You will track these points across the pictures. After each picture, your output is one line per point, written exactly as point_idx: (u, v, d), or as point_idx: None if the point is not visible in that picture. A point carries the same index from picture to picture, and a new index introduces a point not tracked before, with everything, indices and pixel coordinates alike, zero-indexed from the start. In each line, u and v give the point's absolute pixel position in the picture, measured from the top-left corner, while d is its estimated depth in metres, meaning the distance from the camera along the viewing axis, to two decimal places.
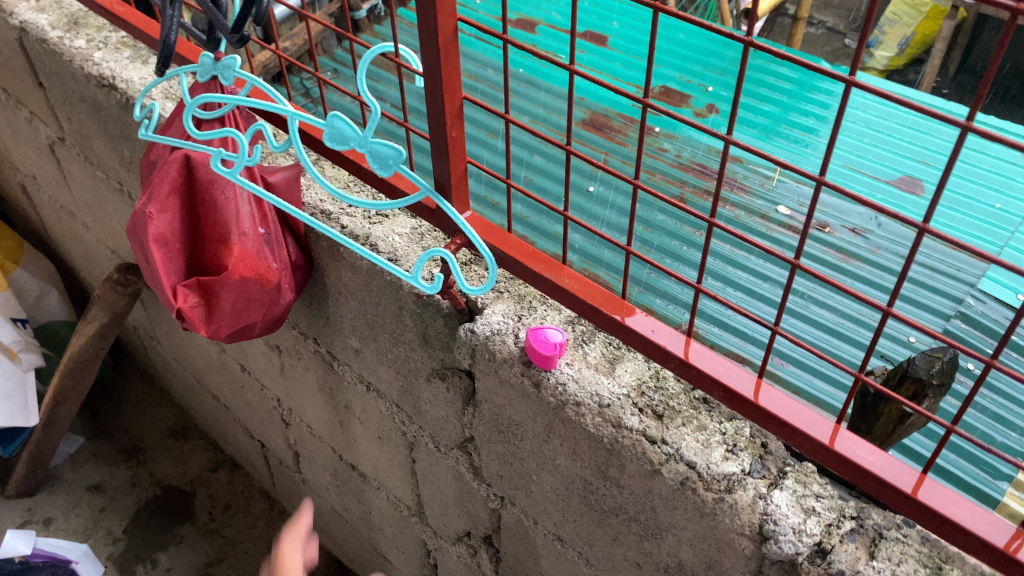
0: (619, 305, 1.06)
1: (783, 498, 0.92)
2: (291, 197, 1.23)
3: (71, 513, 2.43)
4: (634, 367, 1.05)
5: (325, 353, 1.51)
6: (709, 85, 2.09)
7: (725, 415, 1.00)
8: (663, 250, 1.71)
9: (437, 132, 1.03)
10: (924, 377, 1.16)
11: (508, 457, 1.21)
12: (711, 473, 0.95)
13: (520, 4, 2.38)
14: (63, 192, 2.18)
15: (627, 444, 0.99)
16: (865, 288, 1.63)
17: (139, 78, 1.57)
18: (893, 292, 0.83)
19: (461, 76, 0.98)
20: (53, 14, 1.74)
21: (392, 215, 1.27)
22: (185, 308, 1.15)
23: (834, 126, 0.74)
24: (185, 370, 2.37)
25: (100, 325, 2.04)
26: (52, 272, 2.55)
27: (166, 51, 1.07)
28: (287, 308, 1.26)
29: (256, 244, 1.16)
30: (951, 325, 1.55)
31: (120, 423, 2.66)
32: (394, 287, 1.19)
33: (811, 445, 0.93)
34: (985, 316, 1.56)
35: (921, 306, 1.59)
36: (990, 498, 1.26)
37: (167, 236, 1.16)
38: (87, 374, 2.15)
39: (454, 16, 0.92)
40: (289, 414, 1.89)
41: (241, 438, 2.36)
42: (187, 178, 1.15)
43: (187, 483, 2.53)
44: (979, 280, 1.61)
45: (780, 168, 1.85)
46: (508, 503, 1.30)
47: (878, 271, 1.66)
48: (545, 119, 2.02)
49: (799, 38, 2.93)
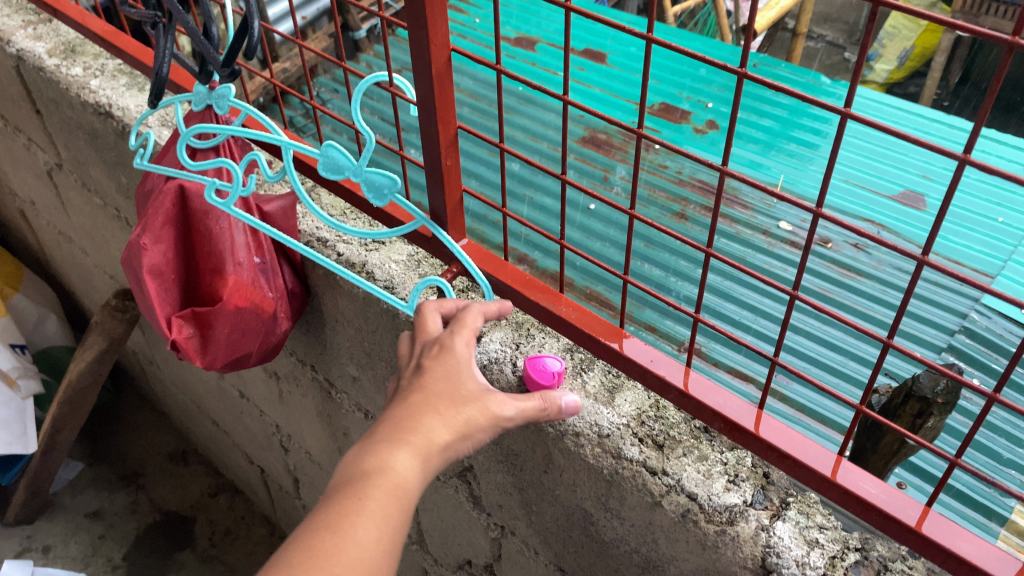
0: (618, 334, 1.05)
1: (786, 530, 0.91)
2: (287, 225, 1.22)
3: (70, 540, 2.40)
4: (634, 397, 1.03)
5: (323, 380, 1.50)
6: (709, 101, 2.09)
7: (726, 445, 0.98)
8: (663, 266, 1.70)
9: (432, 162, 1.02)
10: (929, 396, 1.16)
11: (508, 487, 1.20)
12: (712, 504, 0.93)
13: (518, 23, 2.38)
14: (62, 217, 2.17)
15: (627, 476, 0.98)
16: (868, 304, 1.62)
17: (136, 105, 1.57)
18: (893, 325, 0.80)
19: (455, 106, 0.97)
20: (50, 42, 1.74)
21: (388, 242, 1.26)
22: (180, 340, 1.14)
23: (829, 161, 0.72)
24: (185, 395, 2.36)
25: (98, 350, 2.02)
26: (51, 298, 2.54)
27: (158, 82, 1.06)
28: (284, 336, 1.26)
29: (251, 274, 1.16)
30: (955, 340, 1.53)
31: (119, 448, 2.64)
32: (390, 315, 1.18)
33: (813, 478, 0.91)
34: (990, 331, 1.54)
35: (924, 323, 1.57)
36: (996, 514, 1.24)
37: (161, 267, 1.14)
38: (86, 400, 2.14)
39: (447, 46, 0.91)
40: (288, 439, 1.87)
41: (241, 462, 2.34)
42: (182, 209, 1.14)
43: (187, 509, 2.51)
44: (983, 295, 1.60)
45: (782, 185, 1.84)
46: (508, 532, 1.29)
47: (882, 287, 1.64)
48: (545, 139, 2.01)
49: (798, 55, 2.93)
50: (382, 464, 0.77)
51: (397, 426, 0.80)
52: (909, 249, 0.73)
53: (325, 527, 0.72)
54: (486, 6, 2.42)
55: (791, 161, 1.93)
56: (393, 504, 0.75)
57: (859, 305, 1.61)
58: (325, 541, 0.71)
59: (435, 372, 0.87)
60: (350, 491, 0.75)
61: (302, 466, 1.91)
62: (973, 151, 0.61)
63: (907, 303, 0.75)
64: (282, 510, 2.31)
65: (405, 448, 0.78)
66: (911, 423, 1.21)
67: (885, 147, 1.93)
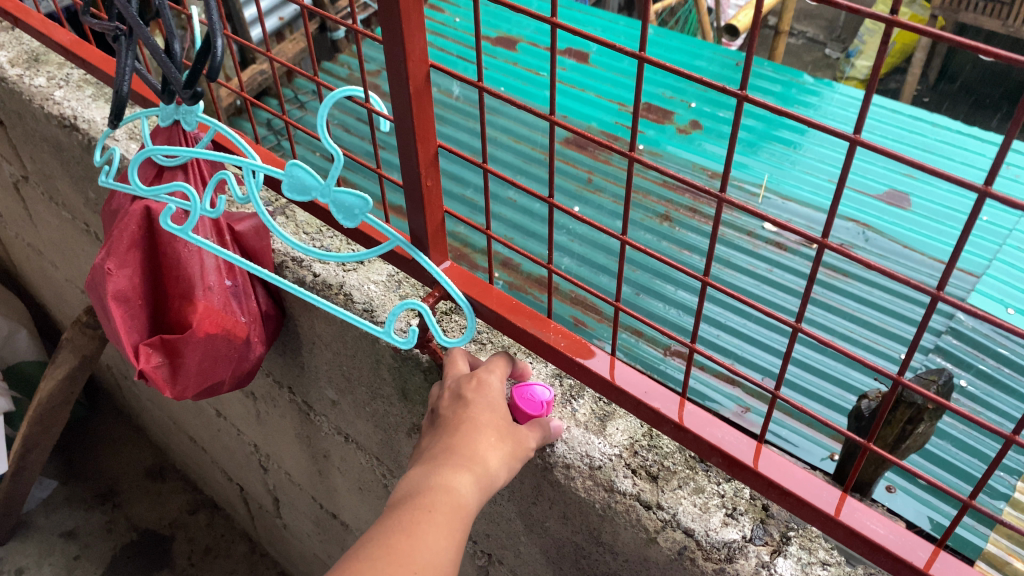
0: (580, 347, 1.02)
1: (787, 568, 0.87)
2: (259, 245, 1.17)
3: (44, 562, 2.33)
4: (625, 425, 0.99)
5: (301, 402, 1.44)
6: (692, 101, 2.05)
7: (723, 476, 0.94)
8: (650, 270, 1.66)
9: (411, 182, 0.97)
10: (919, 403, 1.09)
11: (495, 517, 1.15)
12: (710, 541, 0.89)
13: (499, 23, 2.33)
14: (30, 230, 2.10)
15: (620, 510, 0.93)
16: (857, 306, 1.58)
17: (102, 117, 1.51)
18: (905, 361, 0.74)
19: (435, 124, 0.92)
20: (13, 51, 1.68)
21: (367, 261, 1.21)
22: (148, 369, 1.08)
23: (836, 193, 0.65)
24: (161, 410, 2.30)
25: (69, 368, 1.95)
26: (21, 311, 2.46)
27: (118, 101, 1.00)
28: (258, 362, 1.21)
29: (222, 298, 1.10)
30: (942, 341, 1.50)
31: (94, 465, 2.57)
32: (369, 339, 1.13)
33: (817, 516, 0.87)
34: (976, 331, 1.51)
35: (912, 324, 1.54)
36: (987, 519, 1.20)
37: (127, 293, 1.09)
38: (57, 419, 2.07)
39: (426, 62, 0.86)
40: (267, 459, 1.82)
41: (219, 479, 2.28)
42: (148, 231, 1.08)
43: (165, 527, 2.44)
44: (968, 295, 1.56)
45: (766, 185, 1.81)
46: (495, 561, 1.24)
47: (868, 288, 1.60)
48: (528, 142, 1.96)
49: (781, 52, 2.90)
50: (447, 480, 0.77)
51: (455, 447, 0.81)
52: (923, 284, 0.68)
53: (399, 531, 0.71)
54: (464, 5, 2.37)
55: (774, 161, 1.89)
56: (460, 517, 0.75)
57: (846, 307, 1.58)
58: (400, 542, 0.70)
59: (478, 403, 0.87)
60: (418, 502, 0.74)
61: (282, 486, 1.85)
62: (995, 181, 0.56)
63: (918, 342, 0.69)
64: (263, 528, 2.26)
65: (467, 467, 0.79)
66: (902, 429, 1.15)
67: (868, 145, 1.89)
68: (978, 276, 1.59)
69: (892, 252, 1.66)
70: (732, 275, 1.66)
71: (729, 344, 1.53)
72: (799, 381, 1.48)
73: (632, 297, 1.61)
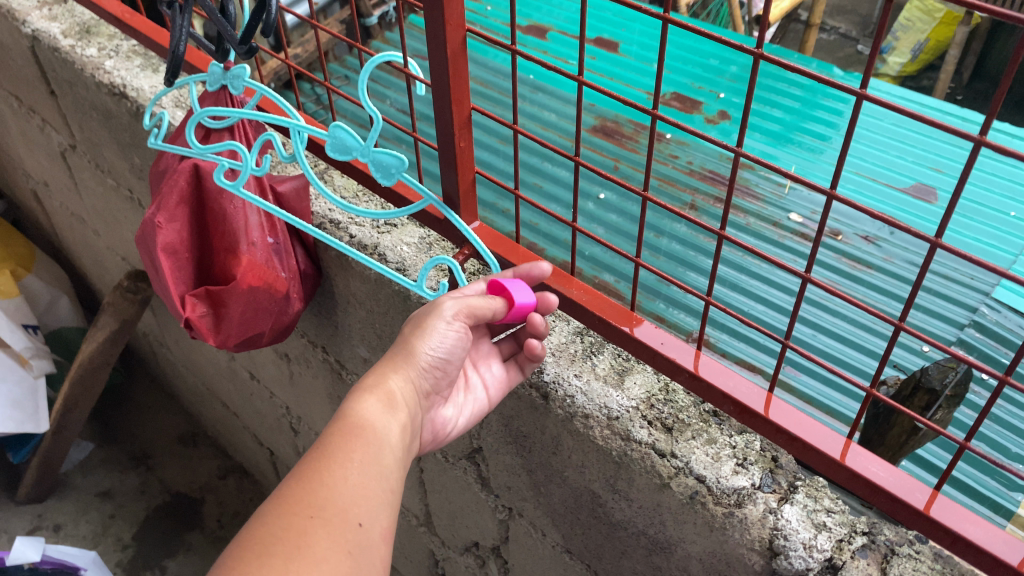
0: (628, 317, 1.06)
1: (793, 513, 0.91)
2: (301, 207, 1.23)
3: (81, 520, 2.42)
4: (643, 379, 1.04)
5: (334, 361, 1.51)
6: (721, 92, 2.06)
7: (736, 429, 0.99)
8: (673, 256, 1.62)
9: (445, 143, 1.03)
10: (938, 388, 1.17)
11: (517, 468, 1.21)
12: (720, 487, 0.94)
13: (530, 10, 2.37)
14: (74, 198, 2.18)
15: (635, 457, 0.99)
16: (877, 298, 1.55)
17: (150, 86, 1.57)
18: (907, 303, 0.81)
19: (470, 86, 0.98)
20: (65, 23, 1.75)
21: (400, 224, 1.27)
22: (194, 318, 1.15)
23: (844, 140, 0.75)
24: (194, 377, 2.38)
25: (110, 331, 2.03)
26: (63, 280, 2.55)
27: (175, 60, 1.06)
28: (296, 317, 1.27)
29: (265, 253, 1.16)
30: (964, 334, 1.47)
31: (129, 429, 2.66)
32: (401, 296, 1.19)
33: (822, 460, 0.93)
34: (1001, 325, 1.47)
35: (931, 316, 1.51)
36: (1004, 509, 1.20)
37: (175, 246, 1.15)
38: (96, 381, 2.14)
39: (463, 27, 0.92)
40: (298, 421, 1.89)
41: (249, 444, 2.36)
42: (197, 188, 1.15)
43: (196, 490, 2.52)
44: (993, 289, 1.53)
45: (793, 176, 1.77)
46: (516, 514, 1.30)
47: (890, 280, 1.58)
48: (556, 126, 1.99)
49: (812, 44, 2.90)
50: (350, 418, 0.85)
51: (359, 386, 0.89)
52: (921, 230, 0.75)
53: (297, 479, 0.78)
54: None
55: (802, 154, 1.87)
56: (361, 446, 0.83)
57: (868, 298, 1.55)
58: (298, 487, 0.77)
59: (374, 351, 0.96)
60: (319, 447, 0.82)
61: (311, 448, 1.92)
62: (989, 131, 0.65)
63: (916, 285, 0.77)
64: None
65: (365, 399, 0.87)
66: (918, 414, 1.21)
67: (895, 125, 1.89)
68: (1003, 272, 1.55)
69: (917, 247, 1.63)
70: (756, 264, 1.59)
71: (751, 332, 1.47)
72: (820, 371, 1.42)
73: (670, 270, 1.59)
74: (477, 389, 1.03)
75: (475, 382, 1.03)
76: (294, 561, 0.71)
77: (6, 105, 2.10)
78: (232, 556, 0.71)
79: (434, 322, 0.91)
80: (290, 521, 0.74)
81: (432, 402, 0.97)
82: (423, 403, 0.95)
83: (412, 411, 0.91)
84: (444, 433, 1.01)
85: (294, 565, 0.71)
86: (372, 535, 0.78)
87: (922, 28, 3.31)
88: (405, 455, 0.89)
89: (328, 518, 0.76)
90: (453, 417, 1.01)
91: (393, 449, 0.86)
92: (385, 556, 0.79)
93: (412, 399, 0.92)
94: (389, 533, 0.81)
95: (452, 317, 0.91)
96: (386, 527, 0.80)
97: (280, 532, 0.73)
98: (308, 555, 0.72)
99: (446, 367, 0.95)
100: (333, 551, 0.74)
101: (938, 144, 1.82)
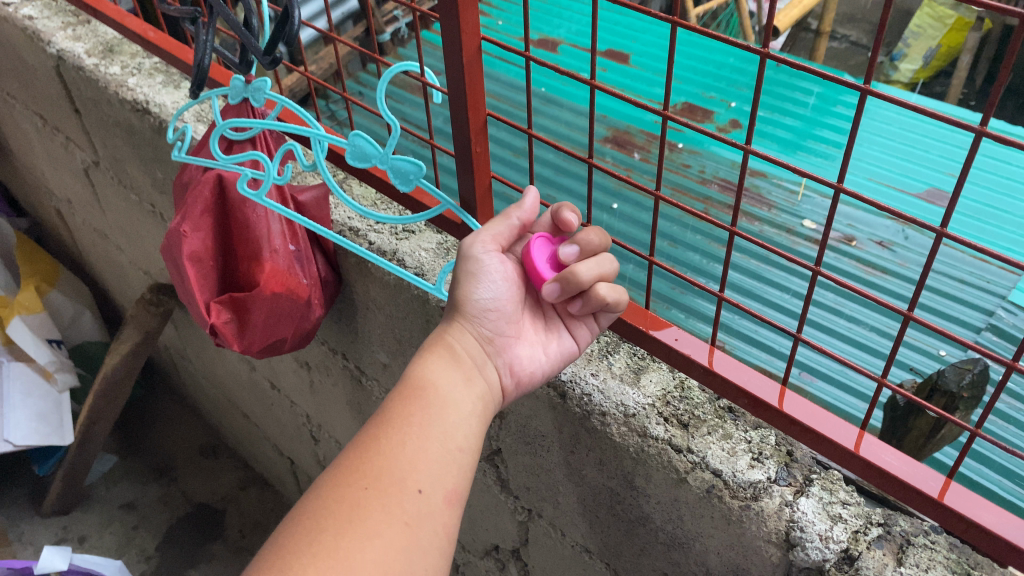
0: (645, 317, 1.09)
1: (809, 505, 0.92)
2: (321, 215, 1.26)
3: (105, 531, 2.45)
4: (659, 377, 1.07)
5: (354, 368, 1.53)
6: (732, 101, 2.09)
7: (750, 424, 1.01)
8: (687, 265, 1.63)
9: (462, 148, 1.06)
10: (955, 390, 1.19)
11: (534, 468, 1.23)
12: (737, 480, 0.95)
13: (542, 24, 2.40)
14: (97, 214, 2.23)
15: (653, 453, 1.01)
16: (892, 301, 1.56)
17: (172, 102, 1.61)
18: (915, 297, 0.82)
19: (485, 93, 1.01)
20: (89, 42, 1.80)
21: (418, 231, 1.30)
22: (219, 324, 1.19)
23: (851, 136, 0.77)
24: (215, 388, 2.41)
25: (133, 344, 2.06)
26: (86, 295, 2.60)
27: (199, 74, 1.10)
28: (317, 323, 1.31)
29: (287, 260, 1.20)
30: (982, 337, 1.48)
31: (152, 442, 2.69)
32: (421, 301, 1.21)
33: (836, 451, 0.94)
34: (1018, 328, 1.49)
35: (949, 320, 1.51)
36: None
37: (201, 253, 1.19)
38: (120, 393, 2.17)
39: (478, 36, 0.95)
40: (319, 429, 1.91)
41: (270, 454, 2.39)
42: (220, 197, 1.18)
43: (218, 501, 2.55)
44: (1010, 292, 1.53)
45: (806, 182, 1.79)
46: (535, 515, 1.32)
47: (906, 284, 1.59)
48: (568, 137, 2.01)
49: (822, 53, 2.91)
50: (413, 381, 0.89)
51: (423, 352, 0.94)
52: (928, 224, 0.77)
53: (357, 452, 0.82)
54: (509, 7, 2.43)
55: (815, 161, 1.88)
56: (421, 406, 0.86)
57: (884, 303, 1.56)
58: (355, 461, 0.81)
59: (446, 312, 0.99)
60: (381, 417, 0.86)
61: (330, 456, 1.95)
62: (988, 124, 0.68)
63: (926, 279, 0.78)
64: None
65: (430, 369, 0.91)
66: None
67: (910, 132, 1.90)
68: (1019, 275, 1.56)
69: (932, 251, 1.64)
70: (770, 269, 1.60)
71: (765, 336, 1.48)
72: (838, 376, 1.43)
73: (684, 276, 1.60)
74: (561, 332, 1.02)
75: (557, 322, 1.02)
76: (344, 536, 0.75)
77: (31, 124, 2.15)
78: (288, 536, 0.76)
79: (475, 264, 0.96)
80: (343, 494, 0.78)
81: (505, 344, 0.97)
82: (492, 348, 0.96)
83: (479, 364, 0.94)
84: (526, 375, 0.98)
85: (343, 541, 0.75)
86: (434, 501, 0.81)
87: (933, 34, 3.28)
88: (481, 411, 0.91)
89: (383, 488, 0.79)
90: (532, 356, 0.99)
91: (460, 404, 0.89)
92: (451, 521, 0.81)
93: (477, 351, 0.95)
94: (455, 496, 0.83)
95: (489, 251, 0.97)
96: (451, 491, 0.82)
97: (333, 507, 0.77)
98: (361, 526, 0.76)
99: (502, 307, 0.97)
100: (387, 521, 0.77)
101: (954, 150, 1.83)
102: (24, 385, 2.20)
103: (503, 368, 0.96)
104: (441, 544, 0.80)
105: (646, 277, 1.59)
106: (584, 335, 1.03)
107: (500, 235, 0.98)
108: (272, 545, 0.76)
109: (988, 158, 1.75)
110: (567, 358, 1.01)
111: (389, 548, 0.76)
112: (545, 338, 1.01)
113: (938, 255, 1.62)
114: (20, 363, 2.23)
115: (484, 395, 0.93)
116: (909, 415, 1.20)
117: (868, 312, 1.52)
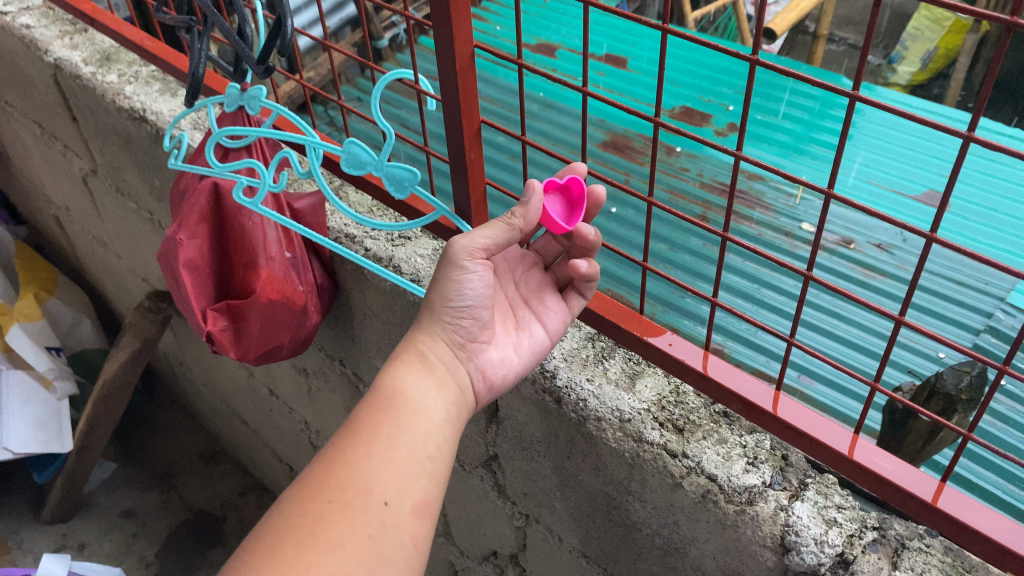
0: (641, 323, 1.09)
1: (804, 510, 0.93)
2: (317, 222, 1.26)
3: (105, 538, 2.45)
4: (653, 382, 1.07)
5: (351, 374, 1.53)
6: (730, 104, 2.09)
7: (745, 429, 1.01)
8: (684, 268, 1.63)
9: (456, 155, 1.07)
10: (953, 392, 1.19)
11: (531, 474, 1.23)
12: (732, 485, 0.95)
13: (539, 29, 2.41)
14: (96, 222, 2.23)
15: (648, 458, 1.01)
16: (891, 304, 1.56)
17: (168, 110, 1.62)
18: (905, 300, 0.82)
19: (478, 100, 1.01)
20: (87, 51, 1.80)
21: (414, 237, 1.30)
22: (216, 332, 1.19)
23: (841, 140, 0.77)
24: (214, 395, 2.41)
25: (131, 351, 2.06)
26: (85, 302, 2.60)
27: (194, 82, 1.10)
28: (314, 329, 1.31)
29: (283, 268, 1.21)
30: (980, 339, 1.48)
31: (151, 450, 2.69)
32: (416, 307, 1.21)
33: (831, 455, 0.95)
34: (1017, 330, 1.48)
35: (947, 322, 1.51)
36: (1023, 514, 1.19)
37: (196, 262, 1.19)
38: (120, 400, 2.17)
39: (471, 43, 0.95)
40: (317, 436, 1.91)
41: (269, 460, 2.39)
42: (215, 205, 1.18)
43: (218, 508, 2.55)
44: (1008, 294, 1.54)
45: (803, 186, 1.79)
46: (533, 521, 1.32)
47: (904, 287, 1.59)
48: (565, 142, 2.02)
49: (821, 56, 2.91)
50: (384, 389, 0.89)
51: (394, 358, 0.94)
52: (917, 228, 0.78)
53: (322, 463, 0.82)
54: (506, 13, 2.44)
55: (813, 164, 1.89)
56: (390, 417, 0.86)
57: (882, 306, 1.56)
58: (320, 473, 0.81)
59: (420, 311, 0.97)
60: (350, 426, 0.86)
61: None
62: (977, 128, 0.68)
63: (916, 283, 0.78)
64: None
65: (402, 376, 0.91)
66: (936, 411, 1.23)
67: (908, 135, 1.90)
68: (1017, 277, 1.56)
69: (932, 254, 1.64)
70: (767, 272, 1.60)
71: (763, 339, 1.48)
72: (834, 379, 1.43)
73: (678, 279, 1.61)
74: (532, 327, 1.04)
75: (527, 319, 1.04)
76: (307, 549, 0.75)
77: (30, 133, 2.15)
78: (251, 549, 0.76)
79: (459, 271, 0.93)
80: (307, 507, 0.78)
81: (477, 348, 0.98)
82: (465, 353, 0.97)
83: (453, 368, 0.95)
84: (498, 378, 1.00)
85: (305, 554, 0.75)
86: (402, 512, 0.81)
87: (931, 37, 3.32)
88: (451, 418, 0.91)
89: (348, 501, 0.79)
90: (504, 358, 1.01)
91: (432, 413, 0.89)
92: (419, 532, 0.81)
93: (449, 356, 0.95)
94: (425, 506, 0.83)
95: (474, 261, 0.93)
96: (420, 501, 0.82)
97: (296, 520, 0.78)
98: (323, 540, 0.76)
99: (477, 315, 0.97)
100: (350, 535, 0.77)
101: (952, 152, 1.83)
102: (23, 393, 2.20)
103: (475, 373, 0.97)
104: (409, 555, 0.80)
105: (641, 280, 1.60)
106: (555, 324, 1.05)
107: (493, 244, 0.92)
108: (237, 556, 0.77)
109: (986, 160, 1.75)
110: (539, 350, 1.03)
111: (352, 560, 0.76)
112: (517, 337, 1.03)
113: (936, 258, 1.62)
114: (20, 371, 2.23)
115: (455, 401, 0.93)
116: (906, 418, 1.20)
117: (866, 315, 1.52)
